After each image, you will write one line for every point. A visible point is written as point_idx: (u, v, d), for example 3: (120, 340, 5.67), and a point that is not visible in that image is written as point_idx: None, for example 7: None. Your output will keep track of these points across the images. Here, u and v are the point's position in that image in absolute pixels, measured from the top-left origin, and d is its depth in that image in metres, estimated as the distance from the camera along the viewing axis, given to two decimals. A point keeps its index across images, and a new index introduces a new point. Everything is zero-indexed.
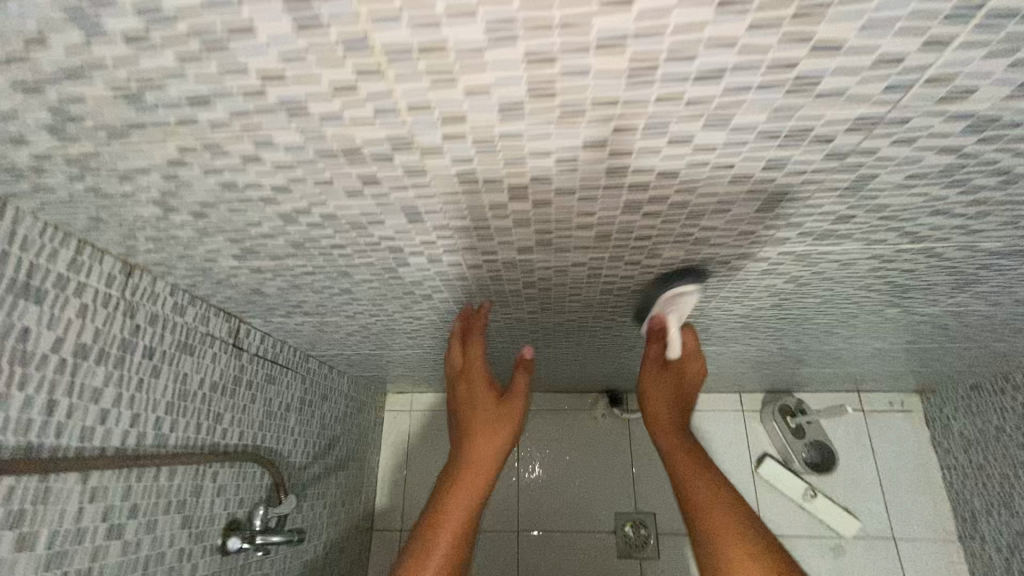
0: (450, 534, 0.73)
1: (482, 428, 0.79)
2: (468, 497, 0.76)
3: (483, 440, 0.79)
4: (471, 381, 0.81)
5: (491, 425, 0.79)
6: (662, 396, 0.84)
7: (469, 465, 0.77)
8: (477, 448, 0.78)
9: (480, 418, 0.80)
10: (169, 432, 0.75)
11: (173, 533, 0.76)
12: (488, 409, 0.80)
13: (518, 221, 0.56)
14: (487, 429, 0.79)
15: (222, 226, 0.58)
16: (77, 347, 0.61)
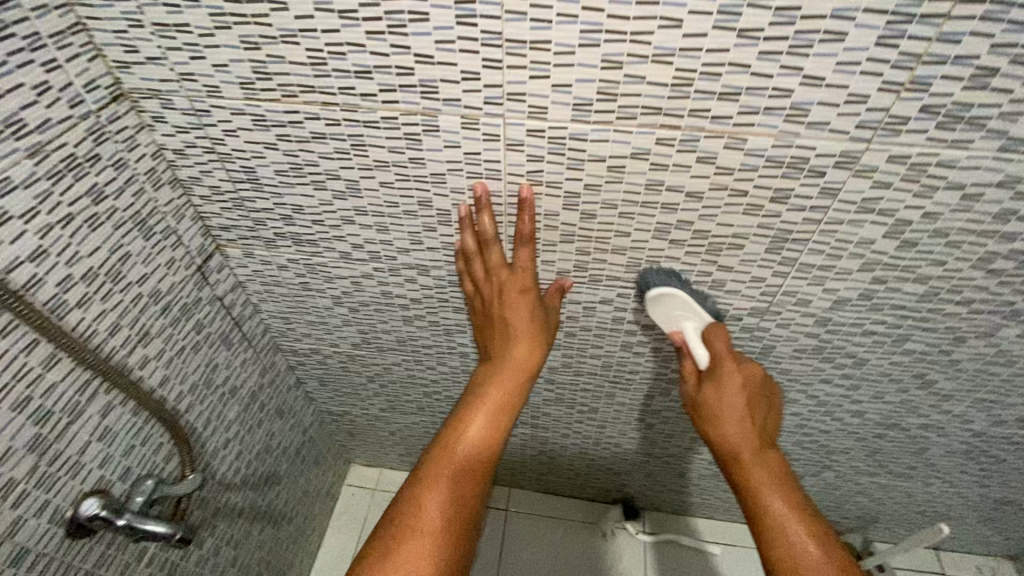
0: (468, 467, 0.61)
1: (519, 359, 0.68)
2: (496, 419, 0.65)
3: (515, 368, 0.67)
4: (512, 296, 0.68)
5: (526, 351, 0.68)
6: (731, 416, 0.66)
7: (495, 393, 0.66)
8: (511, 381, 0.67)
9: (522, 352, 0.68)
10: (74, 305, 0.58)
11: (12, 448, 0.53)
12: (528, 321, 0.68)
13: (585, 37, 0.47)
14: (526, 360, 0.68)
15: (242, 10, 0.50)
16: (9, 120, 0.49)
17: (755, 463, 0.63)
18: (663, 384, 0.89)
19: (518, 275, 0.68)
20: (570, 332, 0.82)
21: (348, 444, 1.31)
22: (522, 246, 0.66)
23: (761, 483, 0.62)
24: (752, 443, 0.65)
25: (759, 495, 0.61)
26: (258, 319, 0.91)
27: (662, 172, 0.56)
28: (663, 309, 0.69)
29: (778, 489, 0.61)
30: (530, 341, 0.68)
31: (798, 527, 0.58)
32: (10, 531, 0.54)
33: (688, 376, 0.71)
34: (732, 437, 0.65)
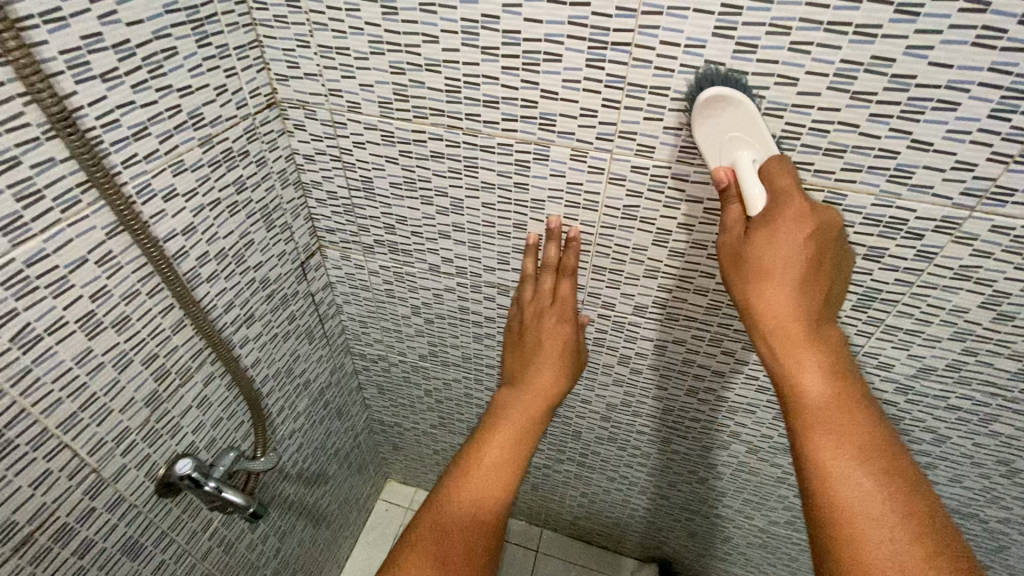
0: (483, 500, 0.58)
1: (542, 384, 0.68)
2: (511, 444, 0.62)
3: (539, 389, 0.68)
4: (549, 323, 0.71)
5: (547, 378, 0.69)
6: (786, 271, 0.47)
7: (520, 412, 0.65)
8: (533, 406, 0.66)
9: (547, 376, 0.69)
10: (204, 278, 0.64)
11: (133, 400, 0.58)
12: (556, 346, 0.71)
13: (702, 86, 0.51)
14: (549, 385, 0.68)
15: (398, 40, 0.58)
16: (194, 113, 0.57)
17: (801, 334, 0.48)
18: (723, 436, 0.88)
19: (558, 304, 0.71)
20: (635, 368, 0.83)
21: (390, 458, 1.33)
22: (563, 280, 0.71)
23: (801, 358, 0.47)
24: (806, 314, 0.48)
25: (802, 383, 0.47)
26: (338, 319, 0.97)
27: None
28: (719, 123, 0.50)
29: (822, 377, 0.47)
30: (552, 367, 0.70)
31: (849, 430, 0.45)
32: (115, 475, 0.58)
33: (732, 227, 0.52)
34: (779, 302, 0.48)
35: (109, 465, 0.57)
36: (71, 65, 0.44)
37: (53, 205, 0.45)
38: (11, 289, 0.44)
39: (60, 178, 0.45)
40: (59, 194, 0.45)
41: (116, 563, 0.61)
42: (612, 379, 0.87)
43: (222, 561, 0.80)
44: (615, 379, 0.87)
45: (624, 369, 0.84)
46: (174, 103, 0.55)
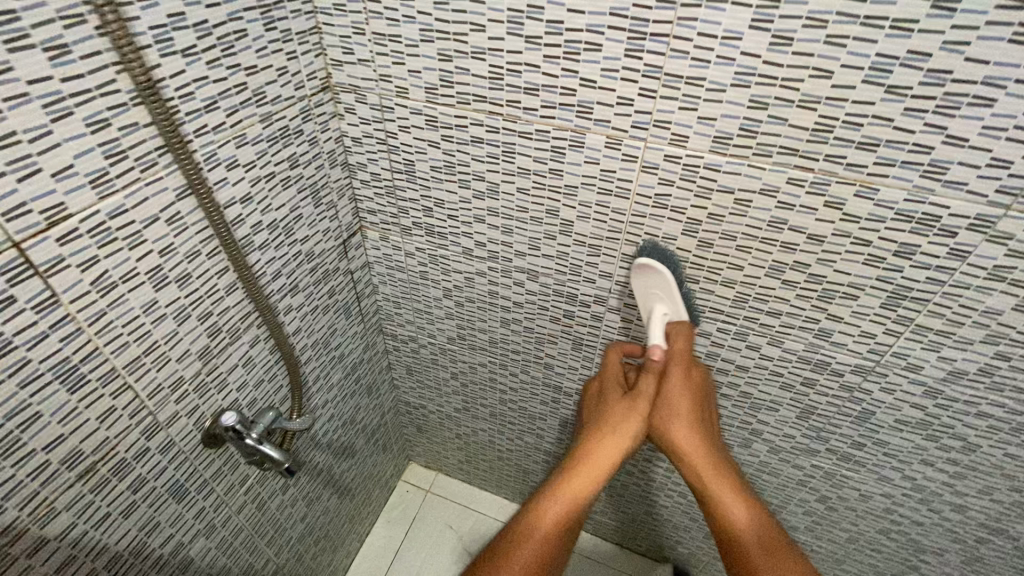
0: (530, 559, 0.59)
1: (600, 450, 0.67)
2: (566, 515, 0.62)
3: (594, 466, 0.66)
4: (606, 393, 0.76)
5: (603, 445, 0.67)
6: (671, 399, 0.69)
7: (576, 480, 0.64)
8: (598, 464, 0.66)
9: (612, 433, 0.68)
10: (257, 246, 0.69)
11: (188, 352, 0.63)
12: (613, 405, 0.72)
13: (738, 78, 0.53)
14: (608, 446, 0.67)
15: (447, 28, 0.61)
16: (258, 91, 0.62)
17: (689, 434, 0.68)
18: (744, 434, 0.88)
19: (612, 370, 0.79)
20: None
21: (413, 440, 1.37)
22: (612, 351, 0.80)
23: (693, 450, 0.67)
24: (689, 421, 0.68)
25: (698, 467, 0.67)
26: (373, 299, 1.02)
27: (788, 209, 0.60)
28: (650, 283, 0.70)
29: (712, 459, 0.67)
30: (609, 427, 0.69)
31: (732, 498, 0.64)
32: (168, 420, 0.63)
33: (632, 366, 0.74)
34: (670, 416, 0.69)
35: (164, 410, 0.62)
36: (158, 40, 0.49)
37: (134, 165, 0.50)
38: (95, 237, 0.48)
39: (142, 140, 0.50)
40: (140, 154, 0.50)
41: (163, 502, 0.65)
42: None
43: (253, 518, 0.84)
44: None
45: None
46: (241, 81, 0.60)
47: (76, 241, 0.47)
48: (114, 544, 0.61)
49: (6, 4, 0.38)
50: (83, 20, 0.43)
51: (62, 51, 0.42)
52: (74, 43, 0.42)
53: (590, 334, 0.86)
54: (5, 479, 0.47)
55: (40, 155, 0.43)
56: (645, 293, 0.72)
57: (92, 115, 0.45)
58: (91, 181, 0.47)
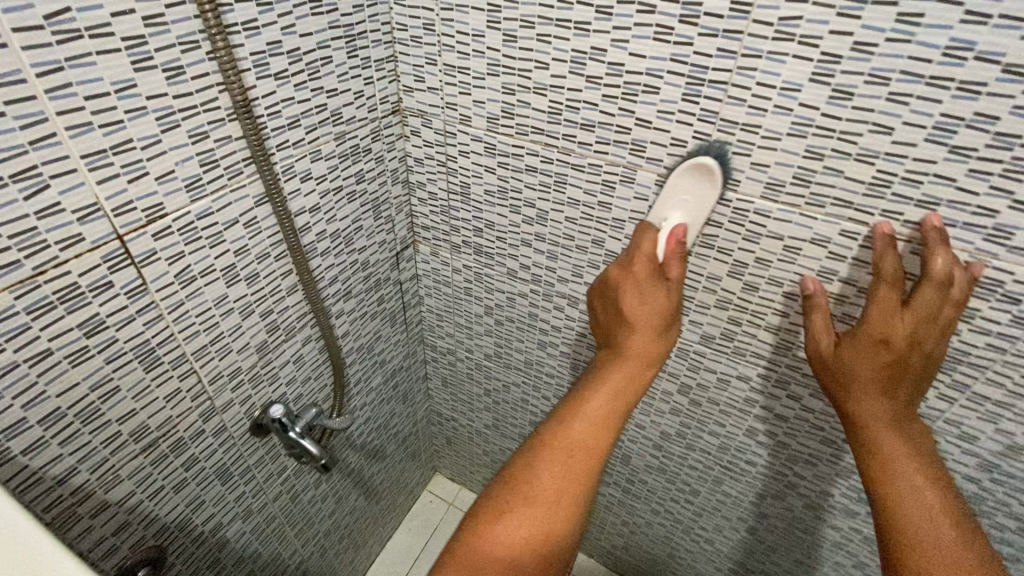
0: (545, 488, 0.50)
1: (635, 350, 0.58)
2: (584, 441, 0.53)
3: (632, 368, 0.57)
4: (625, 279, 0.62)
5: (638, 345, 0.58)
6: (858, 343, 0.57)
7: (602, 400, 0.55)
8: (603, 409, 0.54)
9: (626, 370, 0.57)
10: (319, 252, 0.74)
11: (248, 345, 0.68)
12: (639, 303, 0.59)
13: (795, 128, 0.53)
14: (641, 350, 0.58)
15: (513, 64, 0.65)
16: (335, 112, 0.68)
17: (862, 383, 0.56)
18: (778, 486, 0.85)
19: (638, 267, 0.61)
20: (695, 399, 0.83)
21: (442, 451, 1.39)
22: (647, 236, 0.62)
23: (865, 403, 0.55)
24: (871, 368, 0.55)
25: (871, 429, 0.54)
26: (418, 310, 1.06)
27: (840, 260, 0.59)
28: (694, 190, 0.61)
29: (884, 422, 0.54)
30: (642, 324, 0.59)
31: (908, 471, 0.50)
32: (223, 406, 0.68)
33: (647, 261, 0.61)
34: (850, 354, 0.57)
35: (221, 395, 0.67)
36: (256, 64, 0.55)
37: (223, 173, 0.55)
38: (183, 234, 0.54)
39: (233, 150, 0.56)
40: (229, 163, 0.56)
41: (210, 482, 0.70)
42: (669, 407, 0.87)
43: (285, 509, 0.88)
44: (672, 408, 0.86)
45: (683, 399, 0.84)
46: (322, 103, 0.65)
47: (168, 237, 0.53)
48: (163, 515, 0.65)
49: (139, 30, 0.44)
50: (197, 45, 0.48)
51: (178, 71, 0.48)
52: (188, 64, 0.48)
53: None
54: (83, 444, 0.53)
55: (150, 161, 0.48)
56: (670, 195, 0.62)
57: (195, 127, 0.51)
58: (186, 185, 0.52)
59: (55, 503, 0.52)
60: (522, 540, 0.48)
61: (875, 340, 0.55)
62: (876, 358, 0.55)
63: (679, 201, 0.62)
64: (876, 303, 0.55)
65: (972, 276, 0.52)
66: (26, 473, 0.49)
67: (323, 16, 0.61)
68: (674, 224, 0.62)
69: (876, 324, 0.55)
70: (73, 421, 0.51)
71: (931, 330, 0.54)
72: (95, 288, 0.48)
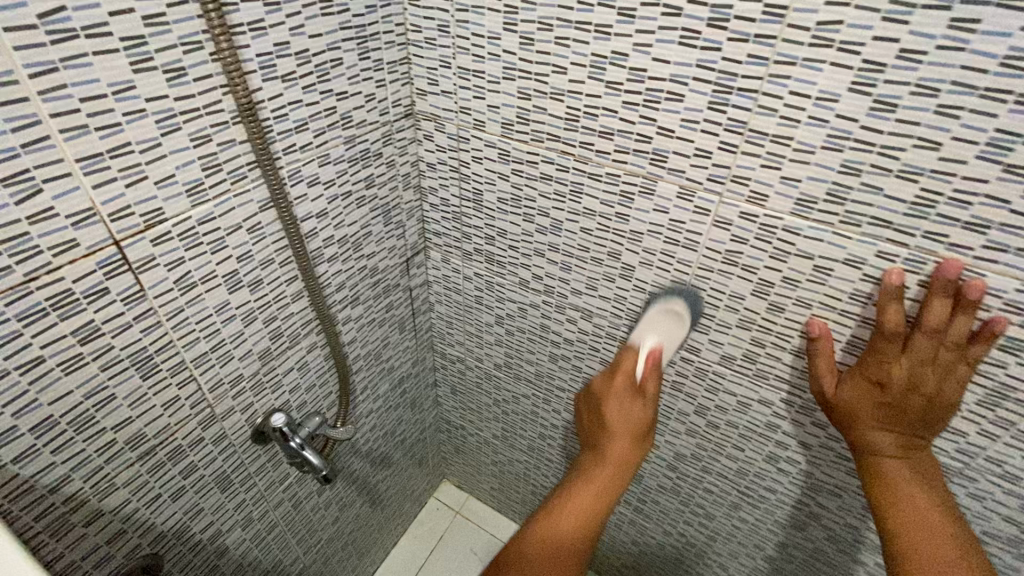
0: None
1: (613, 458, 0.61)
2: (573, 537, 0.57)
3: (611, 473, 0.60)
4: (608, 393, 0.64)
5: (618, 451, 0.61)
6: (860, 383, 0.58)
7: (585, 502, 0.59)
8: (585, 513, 0.58)
9: (604, 475, 0.60)
10: (326, 258, 0.72)
11: (251, 352, 0.66)
12: (617, 413, 0.62)
13: (830, 140, 0.50)
14: (619, 458, 0.61)
15: (530, 68, 0.62)
16: (345, 115, 0.66)
17: (866, 418, 0.58)
18: (798, 515, 0.80)
19: (617, 382, 0.64)
20: (712, 421, 0.79)
21: (450, 458, 1.37)
22: (627, 352, 0.65)
23: (870, 434, 0.58)
24: (873, 405, 0.57)
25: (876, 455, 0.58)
26: (428, 316, 1.04)
27: (874, 283, 0.54)
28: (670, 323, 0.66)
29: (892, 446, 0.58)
30: (617, 436, 0.61)
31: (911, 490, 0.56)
32: (224, 414, 0.66)
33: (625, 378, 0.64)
34: (852, 393, 0.58)
35: (222, 403, 0.65)
36: (262, 65, 0.53)
37: (226, 177, 0.54)
38: (184, 240, 0.52)
39: (237, 155, 0.54)
40: (233, 167, 0.54)
41: (209, 491, 0.69)
42: (684, 428, 0.83)
43: (287, 517, 0.86)
44: (688, 429, 0.82)
45: (700, 421, 0.80)
46: (331, 106, 0.63)
47: (167, 243, 0.51)
48: (160, 524, 0.64)
49: (139, 30, 0.42)
50: (200, 46, 0.47)
51: (179, 73, 0.46)
52: (190, 66, 0.47)
53: None
54: (77, 452, 0.51)
55: (148, 164, 0.47)
56: (647, 325, 0.67)
57: (197, 130, 0.49)
58: (187, 190, 0.51)
59: (46, 512, 0.51)
60: None
61: (869, 381, 0.57)
62: (871, 397, 0.57)
63: (655, 329, 0.66)
64: (873, 351, 0.55)
65: (993, 328, 0.50)
66: (16, 482, 0.48)
67: (334, 16, 0.59)
68: (649, 345, 0.65)
69: (875, 367, 0.56)
70: (66, 429, 0.49)
71: (936, 377, 0.53)
72: (90, 295, 0.47)
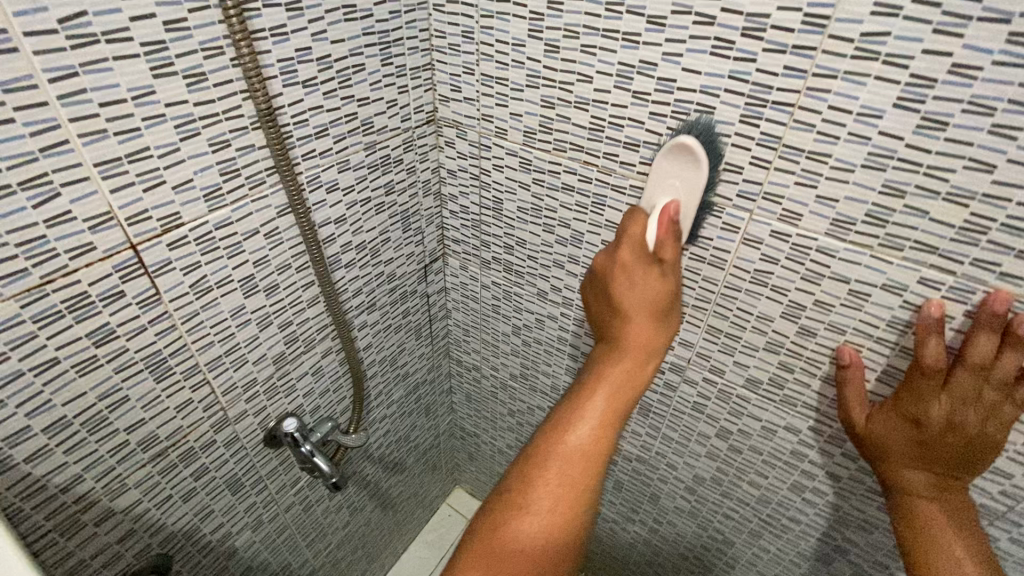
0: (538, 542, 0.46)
1: (634, 338, 0.55)
2: (596, 431, 0.51)
3: (634, 356, 0.54)
4: (619, 267, 0.56)
5: (640, 329, 0.54)
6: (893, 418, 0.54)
7: (606, 389, 0.53)
8: (608, 403, 0.52)
9: (627, 363, 0.54)
10: (343, 264, 0.72)
11: (266, 357, 0.66)
12: (635, 286, 0.54)
13: (872, 159, 0.47)
14: (641, 339, 0.54)
15: (554, 76, 0.61)
16: (366, 122, 0.65)
17: (899, 454, 0.54)
18: (824, 548, 0.76)
19: (627, 255, 0.56)
20: (735, 446, 0.75)
21: (463, 465, 1.36)
22: (635, 221, 0.56)
23: (904, 472, 0.55)
24: (907, 441, 0.53)
25: (909, 495, 0.55)
26: (446, 323, 1.03)
27: (916, 312, 0.51)
28: (682, 175, 0.55)
29: (927, 486, 0.54)
30: (637, 313, 0.54)
31: (945, 537, 0.53)
32: (237, 417, 0.66)
33: (637, 245, 0.55)
34: (884, 427, 0.55)
35: (234, 407, 0.65)
36: (283, 71, 0.53)
37: (244, 182, 0.53)
38: (200, 245, 0.52)
39: (256, 160, 0.54)
40: (251, 173, 0.54)
41: (220, 493, 0.69)
42: (704, 450, 0.79)
43: (297, 520, 0.86)
44: (709, 452, 0.79)
45: (721, 444, 0.77)
46: (352, 112, 0.63)
47: (184, 247, 0.51)
48: (170, 524, 0.64)
49: (159, 35, 0.42)
50: (221, 51, 0.46)
51: (199, 78, 0.46)
52: (210, 71, 0.46)
53: (660, 401, 0.79)
54: (89, 452, 0.52)
55: (166, 169, 0.47)
56: (657, 181, 0.57)
57: (216, 135, 0.49)
58: (205, 195, 0.51)
59: (58, 511, 0.51)
60: (556, 504, 0.48)
61: (903, 417, 0.53)
62: (905, 435, 0.53)
63: (669, 188, 0.56)
64: (908, 385, 0.52)
65: None
66: (28, 481, 0.48)
67: (357, 22, 0.58)
68: (663, 202, 0.54)
69: (911, 401, 0.52)
70: (79, 429, 0.50)
71: (977, 415, 0.49)
72: (106, 298, 0.47)
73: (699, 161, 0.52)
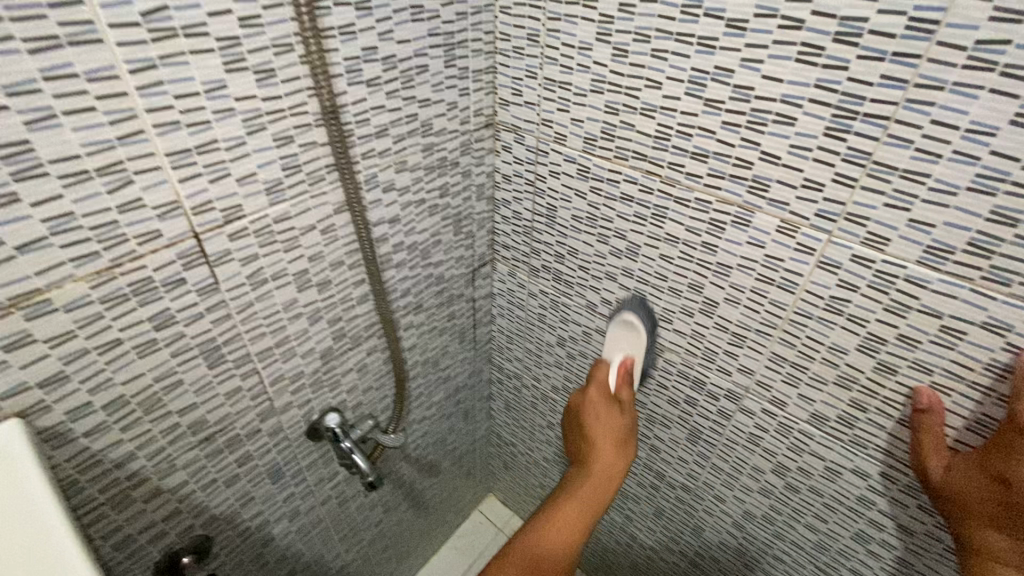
0: None
1: (601, 465, 0.60)
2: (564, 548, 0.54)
3: (603, 478, 0.59)
4: (589, 400, 0.65)
5: (606, 456, 0.60)
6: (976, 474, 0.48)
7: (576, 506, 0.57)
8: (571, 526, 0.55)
9: (592, 482, 0.58)
10: (393, 264, 0.72)
11: (314, 352, 0.67)
12: (600, 416, 0.63)
13: (979, 181, 0.41)
14: (608, 466, 0.60)
15: (620, 81, 0.58)
16: (425, 123, 0.65)
17: (979, 514, 0.48)
18: None
19: (593, 395, 0.65)
20: (792, 484, 0.70)
21: (498, 474, 1.34)
22: (598, 366, 0.68)
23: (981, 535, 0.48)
24: (989, 501, 0.47)
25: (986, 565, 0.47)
26: (489, 329, 1.02)
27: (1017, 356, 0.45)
28: (627, 331, 0.69)
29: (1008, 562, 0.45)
30: (602, 439, 0.61)
31: None
32: (282, 408, 0.67)
33: (598, 392, 0.66)
34: (965, 483, 0.49)
35: (280, 398, 0.66)
36: (349, 69, 0.53)
37: (305, 179, 0.54)
38: (259, 238, 0.53)
39: (317, 157, 0.54)
40: (312, 169, 0.54)
41: (261, 480, 0.70)
42: (757, 485, 0.74)
43: (332, 514, 0.87)
44: (762, 488, 0.74)
45: (777, 480, 0.71)
46: (413, 113, 0.63)
47: (244, 239, 0.52)
48: (213, 507, 0.66)
49: (234, 31, 0.43)
50: (292, 48, 0.47)
51: (269, 74, 0.47)
52: (280, 67, 0.47)
53: (712, 429, 0.74)
54: (143, 431, 0.53)
55: (231, 161, 0.48)
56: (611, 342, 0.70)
57: (281, 131, 0.50)
58: (266, 189, 0.51)
59: (110, 485, 0.53)
60: None
61: (989, 475, 0.47)
62: (990, 495, 0.46)
63: (618, 344, 0.69)
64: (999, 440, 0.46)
65: None
66: (86, 454, 0.50)
67: (424, 22, 0.58)
68: (619, 358, 0.69)
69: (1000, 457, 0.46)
70: (135, 409, 0.52)
71: None
72: (169, 284, 0.48)
73: (643, 335, 0.67)
